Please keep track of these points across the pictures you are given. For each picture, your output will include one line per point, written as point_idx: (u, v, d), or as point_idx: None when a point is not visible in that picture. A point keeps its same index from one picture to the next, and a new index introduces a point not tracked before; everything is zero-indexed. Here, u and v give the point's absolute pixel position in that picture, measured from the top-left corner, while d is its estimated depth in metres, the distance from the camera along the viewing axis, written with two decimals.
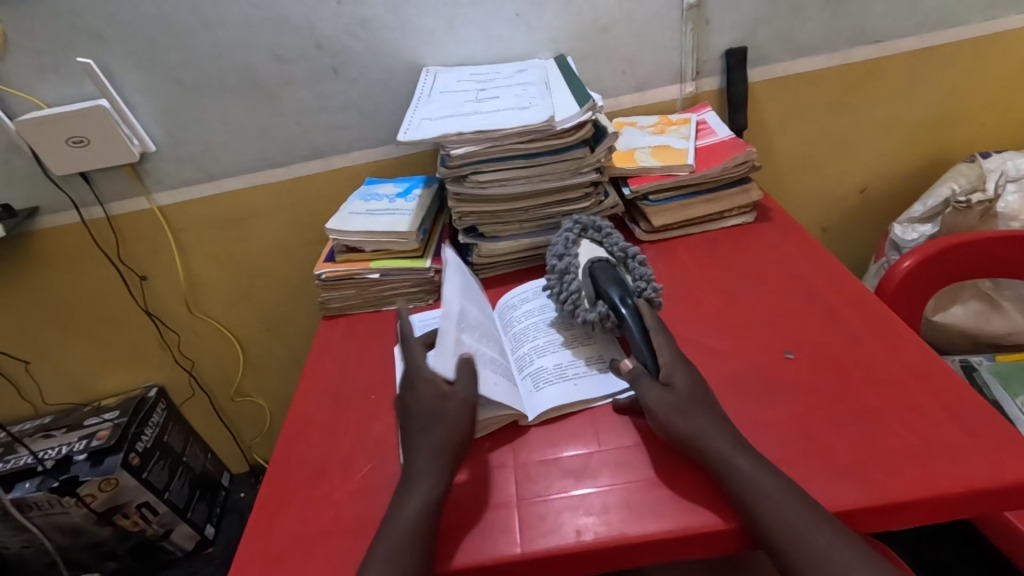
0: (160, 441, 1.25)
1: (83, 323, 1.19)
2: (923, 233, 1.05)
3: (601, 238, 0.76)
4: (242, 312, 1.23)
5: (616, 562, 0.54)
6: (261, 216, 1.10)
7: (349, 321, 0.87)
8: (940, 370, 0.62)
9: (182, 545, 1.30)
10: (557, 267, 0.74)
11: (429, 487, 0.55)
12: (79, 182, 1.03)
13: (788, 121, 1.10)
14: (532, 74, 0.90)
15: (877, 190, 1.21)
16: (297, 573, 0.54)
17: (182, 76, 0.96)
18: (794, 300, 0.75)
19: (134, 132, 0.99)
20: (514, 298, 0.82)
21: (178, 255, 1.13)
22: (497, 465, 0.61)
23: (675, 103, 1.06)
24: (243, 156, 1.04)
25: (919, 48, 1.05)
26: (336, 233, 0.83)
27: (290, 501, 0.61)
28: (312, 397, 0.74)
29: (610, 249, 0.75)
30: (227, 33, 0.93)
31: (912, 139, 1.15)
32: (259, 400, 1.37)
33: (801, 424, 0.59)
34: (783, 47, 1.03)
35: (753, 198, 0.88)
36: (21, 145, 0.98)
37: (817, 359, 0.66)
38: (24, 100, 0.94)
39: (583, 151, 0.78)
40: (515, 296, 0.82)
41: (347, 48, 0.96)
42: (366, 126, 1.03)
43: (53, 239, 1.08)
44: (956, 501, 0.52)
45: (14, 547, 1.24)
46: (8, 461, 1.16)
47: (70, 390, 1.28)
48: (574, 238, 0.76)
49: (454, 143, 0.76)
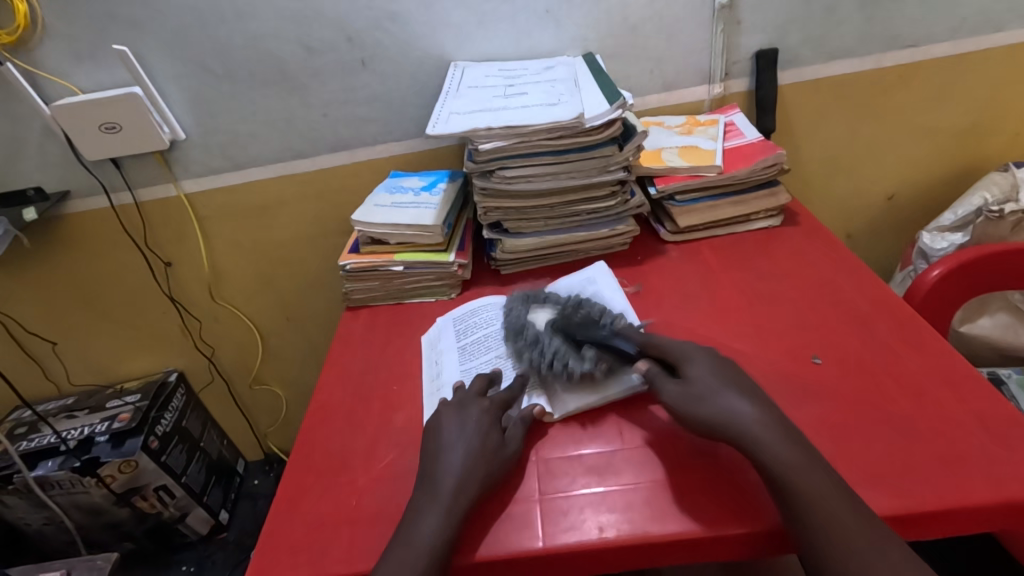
0: (179, 425, 1.27)
1: (108, 307, 1.21)
2: (953, 243, 1.04)
3: (547, 299, 0.75)
4: (264, 301, 1.24)
5: (641, 560, 0.54)
6: (285, 205, 1.11)
7: (371, 312, 0.87)
8: (971, 378, 0.61)
9: (196, 529, 1.32)
10: (528, 337, 0.69)
11: (457, 482, 0.55)
12: (109, 168, 1.05)
13: (816, 125, 1.09)
14: (561, 72, 0.90)
15: (905, 197, 1.19)
16: (318, 559, 0.55)
17: (213, 65, 0.97)
18: (823, 305, 0.74)
19: (165, 120, 1.00)
20: (548, 300, 0.80)
21: (203, 243, 1.15)
22: (528, 459, 0.61)
23: (702, 104, 1.06)
24: (270, 146, 1.05)
25: (956, 54, 1.03)
26: (361, 225, 0.84)
27: (312, 487, 0.62)
28: (334, 387, 0.74)
29: (557, 302, 0.74)
30: (259, 24, 0.94)
31: (944, 146, 1.13)
32: (276, 389, 1.39)
33: (827, 430, 0.59)
34: (814, 49, 1.01)
35: (781, 202, 0.88)
36: (54, 129, 1.00)
37: (844, 364, 0.65)
38: (60, 86, 0.96)
39: (612, 149, 0.78)
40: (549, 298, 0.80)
41: (377, 42, 0.97)
42: (393, 119, 1.04)
43: (83, 222, 1.10)
44: (986, 513, 0.51)
45: (34, 524, 1.27)
46: (32, 439, 1.19)
47: (93, 372, 1.30)
48: (527, 306, 0.75)
49: (482, 138, 0.76)
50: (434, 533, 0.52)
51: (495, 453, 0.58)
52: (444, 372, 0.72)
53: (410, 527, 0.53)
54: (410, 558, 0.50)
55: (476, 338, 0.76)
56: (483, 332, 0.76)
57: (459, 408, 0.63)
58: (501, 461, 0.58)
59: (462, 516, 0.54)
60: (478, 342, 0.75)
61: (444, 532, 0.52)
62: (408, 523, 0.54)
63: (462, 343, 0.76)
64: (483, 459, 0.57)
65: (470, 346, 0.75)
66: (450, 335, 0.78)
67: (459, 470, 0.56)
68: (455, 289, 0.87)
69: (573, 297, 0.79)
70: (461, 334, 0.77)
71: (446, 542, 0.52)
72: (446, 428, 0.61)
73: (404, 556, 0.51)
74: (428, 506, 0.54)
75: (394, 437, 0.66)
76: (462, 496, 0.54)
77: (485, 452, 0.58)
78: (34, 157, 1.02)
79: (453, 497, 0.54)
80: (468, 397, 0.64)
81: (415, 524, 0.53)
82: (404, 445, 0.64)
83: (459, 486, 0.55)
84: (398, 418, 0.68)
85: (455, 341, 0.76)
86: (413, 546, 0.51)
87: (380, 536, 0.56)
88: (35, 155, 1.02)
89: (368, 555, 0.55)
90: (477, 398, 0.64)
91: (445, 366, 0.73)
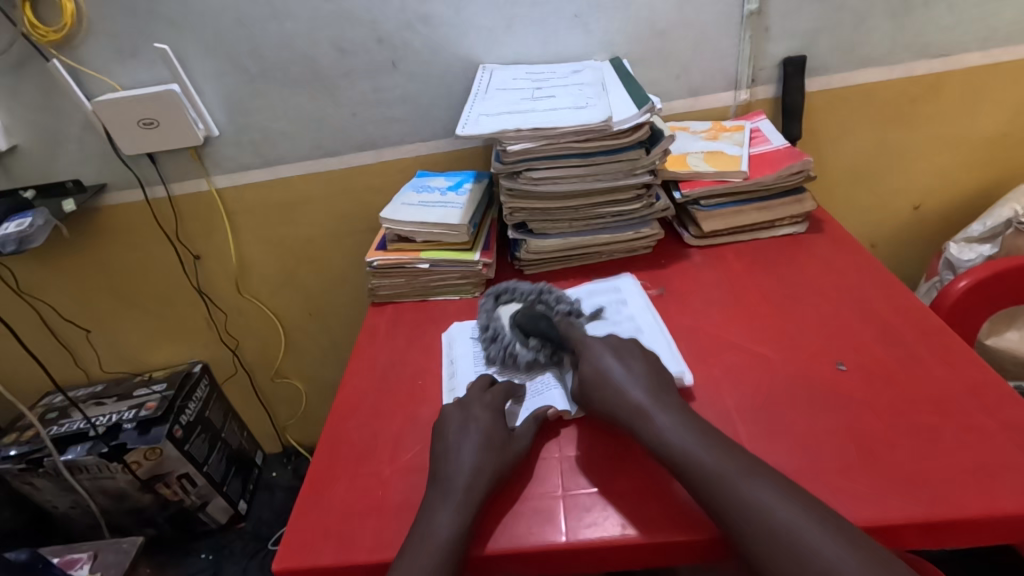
0: (202, 415, 1.30)
1: (138, 297, 1.25)
2: (981, 254, 1.03)
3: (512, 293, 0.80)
4: (288, 295, 1.26)
5: (666, 558, 0.54)
6: (312, 202, 1.14)
7: (395, 308, 0.89)
8: (1000, 389, 0.61)
9: (216, 518, 1.35)
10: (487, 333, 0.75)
11: (467, 478, 0.56)
12: (145, 162, 1.08)
13: (842, 133, 1.08)
14: (589, 76, 0.91)
15: (932, 207, 1.18)
16: (344, 546, 0.56)
17: (249, 64, 1.00)
18: (848, 313, 0.74)
19: (200, 117, 1.03)
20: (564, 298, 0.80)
21: (232, 237, 1.17)
22: (538, 456, 0.62)
23: (727, 110, 1.06)
24: (300, 144, 1.08)
25: (987, 63, 1.02)
26: (389, 222, 0.85)
27: (337, 477, 0.63)
28: (360, 380, 0.76)
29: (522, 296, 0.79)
30: (294, 25, 0.97)
31: (973, 156, 1.12)
32: (297, 383, 1.41)
33: (851, 437, 0.59)
34: (843, 57, 1.01)
35: (806, 209, 0.87)
36: (95, 124, 1.03)
37: (869, 371, 0.65)
38: (101, 82, 0.99)
39: (638, 152, 0.79)
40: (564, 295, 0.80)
41: (407, 44, 0.99)
42: (420, 120, 1.05)
43: (117, 214, 1.13)
44: (1013, 524, 0.51)
45: (61, 507, 1.30)
46: (62, 424, 1.22)
47: (121, 361, 1.34)
48: (490, 307, 0.79)
49: (510, 139, 0.78)
50: (453, 525, 0.53)
51: (503, 449, 0.59)
52: (459, 374, 0.73)
53: (424, 520, 0.54)
54: (427, 550, 0.52)
55: None
56: None
57: (462, 407, 0.64)
58: (508, 455, 0.59)
59: (475, 510, 0.55)
60: None
61: (456, 526, 0.53)
62: (424, 515, 0.55)
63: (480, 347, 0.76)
64: (487, 453, 0.59)
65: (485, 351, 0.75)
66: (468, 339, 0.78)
67: (468, 465, 0.57)
68: (479, 288, 0.88)
69: (592, 294, 0.82)
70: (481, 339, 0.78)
71: (463, 534, 0.53)
72: (453, 426, 0.62)
73: (422, 548, 0.52)
74: (440, 501, 0.55)
75: (418, 431, 0.67)
76: (473, 488, 0.56)
77: (490, 447, 0.59)
78: (74, 150, 1.06)
79: (463, 492, 0.55)
80: (472, 396, 0.65)
81: (429, 517, 0.54)
82: (428, 439, 0.66)
83: (470, 480, 0.56)
84: (423, 411, 0.69)
85: (472, 346, 0.77)
86: (430, 538, 0.52)
87: (404, 526, 0.57)
88: (75, 148, 1.06)
89: (392, 544, 0.56)
90: (479, 395, 0.65)
91: (462, 367, 0.73)
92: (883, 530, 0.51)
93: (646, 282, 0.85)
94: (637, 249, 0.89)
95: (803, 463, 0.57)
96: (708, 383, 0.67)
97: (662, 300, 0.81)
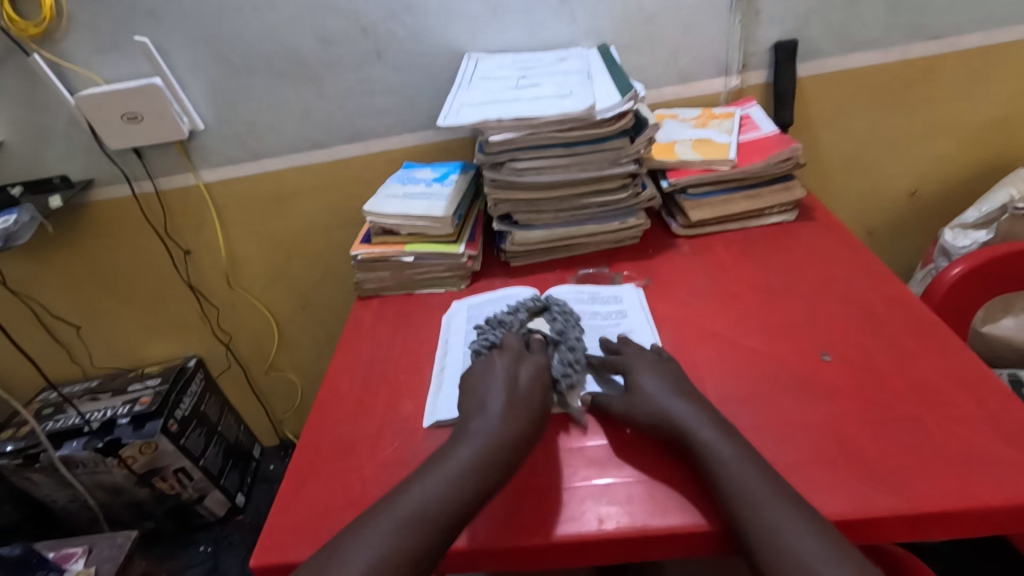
0: (197, 410, 1.30)
1: (131, 293, 1.24)
2: (976, 240, 1.01)
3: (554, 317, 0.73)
4: (281, 289, 1.26)
5: (622, 554, 0.54)
6: (300, 194, 1.13)
7: (381, 302, 0.88)
8: (987, 379, 0.60)
9: (214, 510, 1.35)
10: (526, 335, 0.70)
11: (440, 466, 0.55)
12: (132, 157, 1.07)
13: (836, 118, 1.07)
14: (575, 63, 0.90)
15: (928, 193, 1.16)
16: (322, 542, 0.56)
17: (231, 56, 0.98)
18: (833, 301, 0.73)
19: (185, 110, 1.02)
20: (565, 294, 0.80)
21: (221, 232, 1.17)
22: None
23: (718, 96, 1.04)
24: (287, 137, 1.07)
25: (985, 45, 1.00)
26: (373, 215, 0.85)
27: (318, 472, 0.63)
28: (344, 374, 0.76)
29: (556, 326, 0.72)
30: (276, 16, 0.95)
31: (970, 141, 1.10)
32: (291, 376, 1.41)
33: (833, 428, 0.58)
34: (836, 41, 0.99)
35: (796, 196, 0.86)
36: (79, 120, 1.02)
37: (853, 361, 0.64)
38: (84, 76, 0.98)
39: (623, 141, 0.78)
40: (566, 292, 0.80)
41: (391, 34, 0.97)
42: (406, 111, 1.04)
43: (106, 209, 1.13)
44: (993, 517, 0.50)
45: (60, 502, 1.31)
46: (58, 420, 1.23)
47: (115, 356, 1.34)
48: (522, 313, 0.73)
49: (492, 129, 0.76)
50: None
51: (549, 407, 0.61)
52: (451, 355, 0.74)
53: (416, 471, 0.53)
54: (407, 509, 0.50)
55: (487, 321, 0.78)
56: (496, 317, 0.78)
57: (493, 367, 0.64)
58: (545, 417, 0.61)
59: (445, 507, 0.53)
60: None
61: (488, 460, 0.54)
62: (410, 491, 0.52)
63: (472, 324, 0.78)
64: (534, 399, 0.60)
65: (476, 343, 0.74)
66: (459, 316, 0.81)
67: (495, 412, 0.59)
68: (465, 280, 0.88)
69: (592, 302, 0.78)
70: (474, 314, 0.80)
71: None
72: (492, 364, 0.64)
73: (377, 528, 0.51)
74: (465, 441, 0.56)
75: (400, 425, 0.67)
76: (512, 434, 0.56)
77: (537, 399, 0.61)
78: (60, 146, 1.05)
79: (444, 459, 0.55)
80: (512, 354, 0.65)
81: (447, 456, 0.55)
82: (410, 433, 0.65)
83: (507, 425, 0.57)
84: (405, 405, 0.69)
85: (465, 326, 0.78)
86: (451, 474, 0.53)
87: None
88: (61, 144, 1.05)
89: None
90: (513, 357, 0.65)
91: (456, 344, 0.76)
92: (864, 522, 0.51)
93: (633, 273, 0.84)
94: (624, 239, 0.88)
95: (786, 455, 0.56)
96: (691, 374, 0.66)
97: (649, 290, 0.80)
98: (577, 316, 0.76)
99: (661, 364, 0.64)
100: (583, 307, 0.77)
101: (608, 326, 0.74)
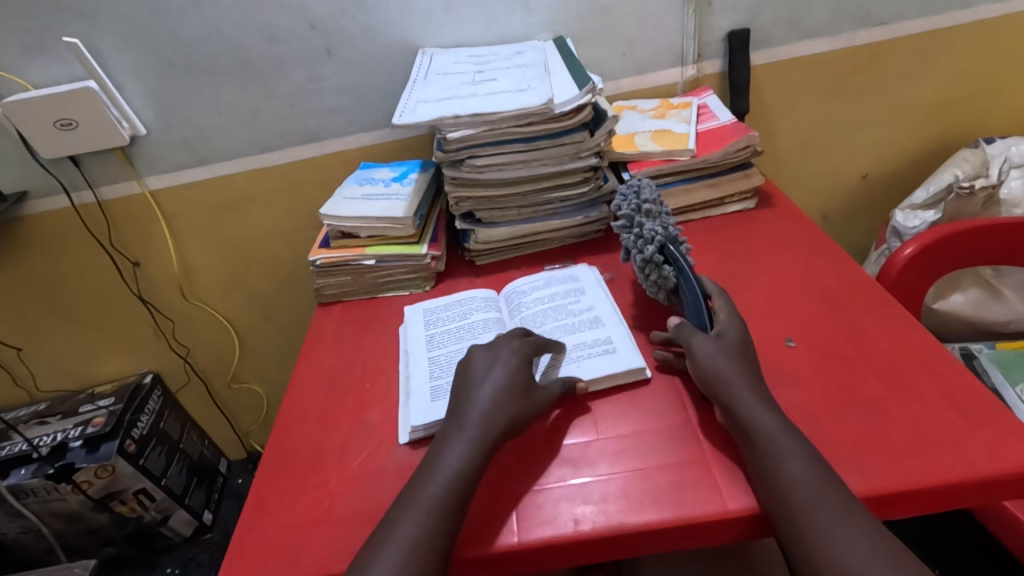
0: (156, 428, 1.24)
1: (76, 309, 1.18)
2: (925, 220, 1.04)
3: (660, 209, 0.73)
4: (240, 299, 1.22)
5: (601, 554, 0.53)
6: (255, 199, 1.08)
7: (344, 307, 0.86)
8: (942, 357, 0.62)
9: (180, 531, 1.30)
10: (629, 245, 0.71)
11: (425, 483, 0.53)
12: (69, 165, 1.01)
13: (789, 105, 1.08)
14: (531, 56, 0.88)
15: (879, 176, 1.19)
16: (289, 561, 0.54)
17: (171, 57, 0.94)
18: (795, 287, 0.74)
19: (124, 115, 0.97)
20: (525, 285, 0.79)
21: (171, 241, 1.11)
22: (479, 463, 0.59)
23: (675, 86, 1.05)
24: (237, 140, 1.02)
25: (927, 30, 1.03)
26: (330, 219, 0.82)
27: (284, 489, 0.61)
28: (307, 386, 0.73)
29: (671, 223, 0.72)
30: (218, 13, 0.91)
31: (917, 123, 1.14)
32: (255, 387, 1.37)
33: (800, 413, 0.59)
34: (787, 30, 1.00)
35: (754, 184, 0.87)
36: (8, 128, 0.96)
37: (816, 345, 0.66)
38: (11, 82, 0.92)
39: (583, 134, 0.77)
40: (526, 283, 0.80)
41: (342, 30, 0.94)
42: (362, 109, 1.01)
43: (44, 222, 1.06)
44: (953, 492, 0.52)
45: (11, 533, 1.24)
46: (3, 448, 1.16)
47: (64, 376, 1.27)
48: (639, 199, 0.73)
49: (450, 126, 0.74)
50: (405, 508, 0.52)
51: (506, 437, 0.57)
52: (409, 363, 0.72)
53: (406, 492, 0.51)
54: None
55: (444, 330, 0.75)
56: (455, 324, 0.75)
57: (490, 351, 0.64)
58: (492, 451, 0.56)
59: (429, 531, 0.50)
60: (450, 332, 0.74)
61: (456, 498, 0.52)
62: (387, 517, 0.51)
63: (430, 332, 0.75)
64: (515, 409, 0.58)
65: (438, 352, 0.72)
66: (414, 325, 0.77)
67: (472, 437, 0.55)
68: (429, 282, 0.86)
69: (550, 284, 0.78)
70: (432, 323, 0.77)
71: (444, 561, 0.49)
72: (482, 372, 0.61)
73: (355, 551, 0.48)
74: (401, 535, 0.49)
75: (368, 435, 0.65)
76: (511, 408, 0.58)
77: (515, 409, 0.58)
78: None
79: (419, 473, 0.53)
80: (504, 341, 0.65)
81: (463, 416, 0.58)
82: (378, 442, 0.64)
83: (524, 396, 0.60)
84: (372, 414, 0.67)
85: (423, 331, 0.76)
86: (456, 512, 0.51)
87: (348, 539, 0.55)
88: None
89: (338, 557, 0.53)
90: (509, 341, 0.65)
91: (415, 351, 0.73)
92: None
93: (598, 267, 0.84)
94: (588, 233, 0.88)
95: None
96: (660, 367, 0.66)
97: (615, 284, 0.80)
98: (540, 303, 0.75)
99: (712, 346, 0.60)
100: (545, 291, 0.77)
101: (586, 333, 0.70)
